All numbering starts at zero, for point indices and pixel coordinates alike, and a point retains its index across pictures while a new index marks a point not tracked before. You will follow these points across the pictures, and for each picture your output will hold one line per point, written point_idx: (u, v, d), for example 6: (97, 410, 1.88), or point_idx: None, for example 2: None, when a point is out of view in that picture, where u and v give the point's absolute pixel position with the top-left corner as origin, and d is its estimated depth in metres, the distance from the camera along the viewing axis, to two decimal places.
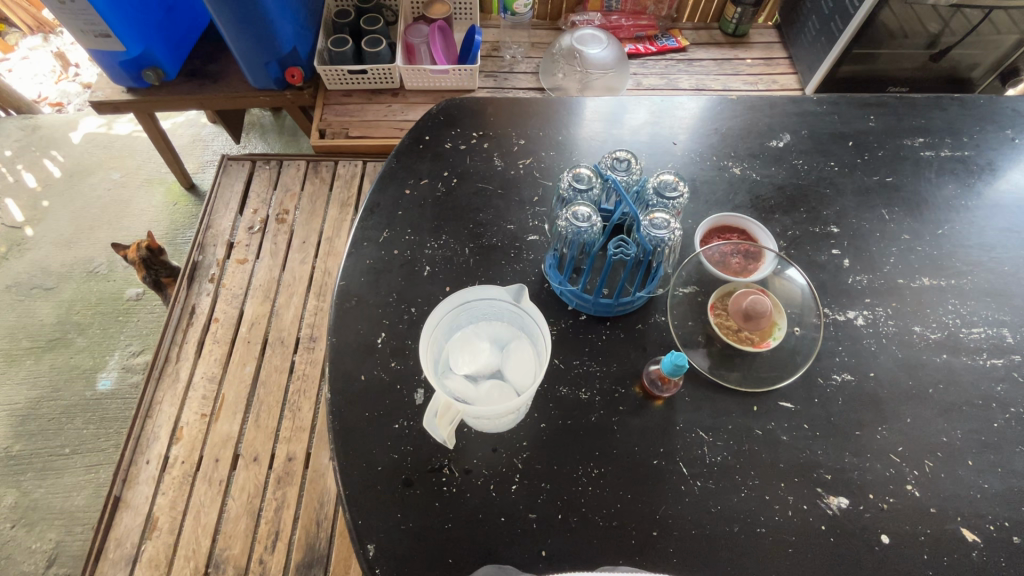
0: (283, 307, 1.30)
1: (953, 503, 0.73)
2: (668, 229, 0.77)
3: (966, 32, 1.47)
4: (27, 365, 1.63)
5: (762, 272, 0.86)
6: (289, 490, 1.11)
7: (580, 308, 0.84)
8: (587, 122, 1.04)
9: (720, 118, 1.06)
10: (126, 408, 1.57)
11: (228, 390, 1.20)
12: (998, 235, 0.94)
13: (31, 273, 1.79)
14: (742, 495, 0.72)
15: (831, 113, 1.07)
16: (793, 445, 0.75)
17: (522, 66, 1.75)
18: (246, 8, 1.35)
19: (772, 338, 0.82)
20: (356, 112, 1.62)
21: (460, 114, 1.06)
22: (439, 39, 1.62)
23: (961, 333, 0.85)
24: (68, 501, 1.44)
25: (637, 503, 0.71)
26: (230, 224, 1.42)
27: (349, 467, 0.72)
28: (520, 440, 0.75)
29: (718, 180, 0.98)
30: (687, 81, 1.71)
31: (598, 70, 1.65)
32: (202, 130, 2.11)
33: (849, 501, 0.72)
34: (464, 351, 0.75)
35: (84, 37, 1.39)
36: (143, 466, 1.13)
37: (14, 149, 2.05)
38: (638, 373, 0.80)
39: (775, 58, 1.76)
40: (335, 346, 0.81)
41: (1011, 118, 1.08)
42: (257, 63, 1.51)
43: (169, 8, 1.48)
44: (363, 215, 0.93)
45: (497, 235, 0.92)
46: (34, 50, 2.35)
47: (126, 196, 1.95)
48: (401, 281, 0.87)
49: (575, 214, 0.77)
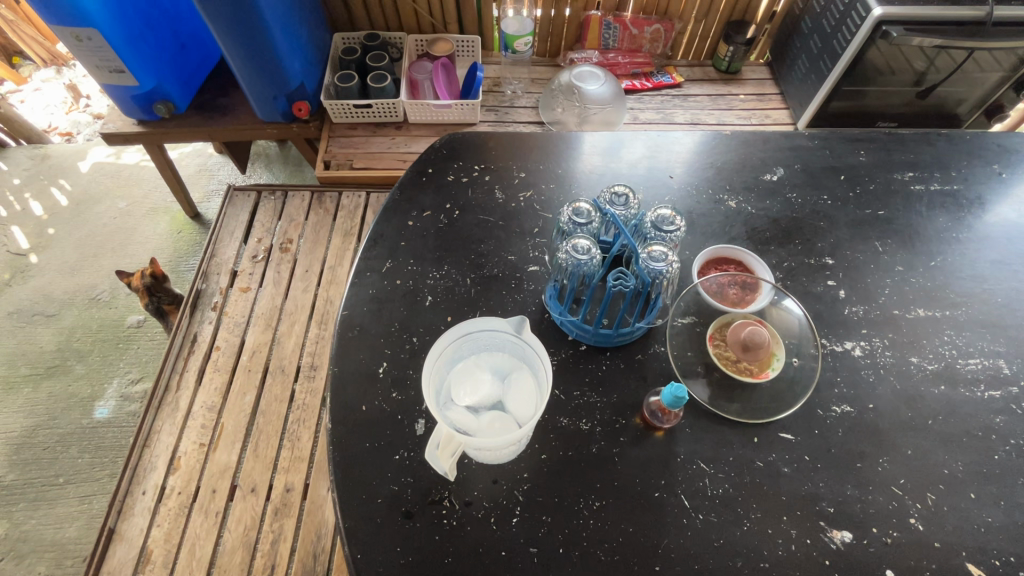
0: (284, 336, 1.30)
1: (957, 538, 0.72)
2: (666, 261, 0.78)
3: (951, 70, 1.51)
4: (25, 393, 1.62)
5: (759, 303, 0.88)
6: (287, 522, 1.09)
7: (580, 338, 0.85)
8: (585, 156, 1.07)
9: (714, 152, 1.09)
10: (123, 437, 1.55)
11: (227, 419, 1.20)
12: (990, 267, 0.96)
13: (34, 300, 1.80)
14: (745, 528, 0.72)
15: (823, 149, 1.10)
16: (795, 477, 0.75)
17: (522, 101, 1.80)
18: (256, 45, 1.40)
19: (772, 368, 0.83)
20: (360, 144, 1.66)
21: (462, 148, 1.09)
22: (442, 76, 1.67)
23: (957, 365, 0.86)
24: (59, 534, 1.41)
25: (638, 536, 0.71)
26: (234, 252, 1.43)
27: (350, 499, 0.72)
28: (520, 472, 0.74)
29: (714, 213, 1.00)
30: (682, 116, 1.77)
31: (597, 105, 1.69)
32: (208, 160, 2.16)
33: (852, 535, 0.72)
34: (466, 382, 0.76)
35: (99, 72, 1.43)
36: (139, 497, 1.11)
37: (22, 177, 2.08)
38: (638, 404, 0.80)
39: (767, 94, 1.82)
40: (337, 376, 0.81)
41: (997, 153, 1.11)
42: (265, 97, 1.56)
43: (182, 45, 1.55)
44: (367, 246, 0.95)
45: (498, 266, 0.93)
46: (47, 82, 2.42)
47: (131, 224, 1.98)
48: (403, 310, 0.88)
49: (575, 247, 0.78)
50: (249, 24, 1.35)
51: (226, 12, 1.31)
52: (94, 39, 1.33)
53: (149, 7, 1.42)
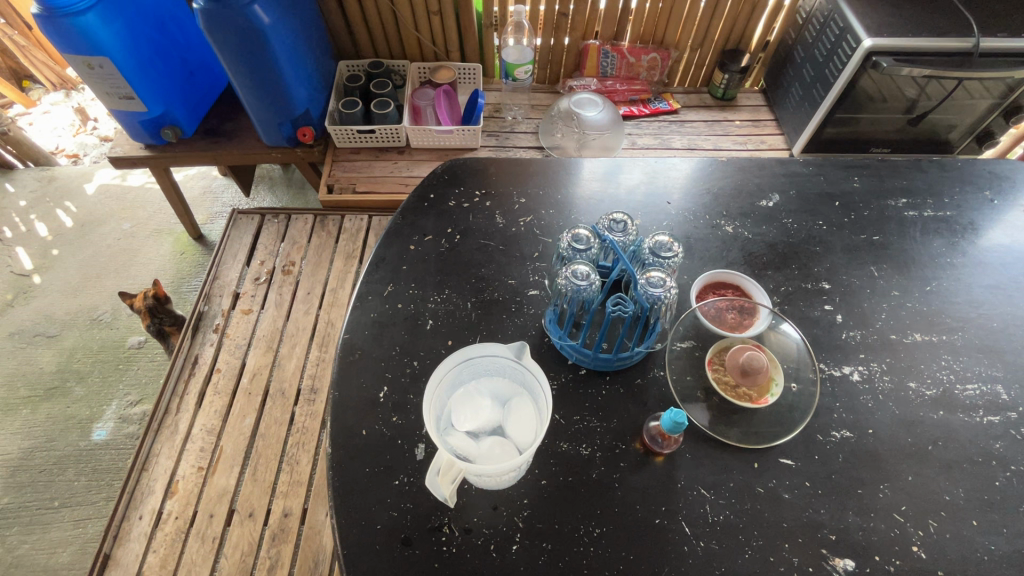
0: (285, 358, 1.31)
1: (960, 565, 0.72)
2: (664, 287, 0.79)
3: (942, 98, 1.54)
4: (23, 415, 1.62)
5: (757, 327, 0.89)
6: (284, 548, 1.08)
7: (580, 362, 0.86)
8: (584, 181, 1.09)
9: (711, 178, 1.11)
10: (120, 460, 1.54)
11: (226, 442, 1.19)
12: (986, 292, 0.97)
13: (35, 321, 1.81)
14: (746, 557, 0.71)
15: (817, 175, 1.13)
16: (796, 503, 0.75)
17: (522, 126, 1.84)
18: (264, 72, 1.43)
19: (771, 394, 0.83)
20: (363, 169, 1.69)
21: (463, 173, 1.11)
22: (444, 102, 1.70)
23: (955, 390, 0.86)
24: (51, 559, 1.39)
25: (639, 564, 0.70)
26: (236, 275, 1.45)
27: (349, 525, 0.72)
28: (520, 497, 0.74)
29: (712, 237, 1.02)
30: (679, 142, 1.80)
31: (596, 131, 1.73)
32: (213, 182, 2.19)
33: (855, 563, 0.71)
34: (466, 407, 0.76)
35: (108, 98, 1.46)
36: (135, 522, 1.10)
37: (28, 199, 2.11)
38: (638, 429, 0.80)
39: (762, 120, 1.86)
40: (338, 400, 0.82)
41: (989, 180, 1.13)
42: (271, 122, 1.59)
43: (190, 71, 1.59)
44: (369, 270, 0.96)
45: (498, 290, 0.94)
46: (56, 105, 2.47)
47: (135, 246, 2.00)
48: (404, 334, 0.89)
49: (575, 273, 0.80)
50: (256, 53, 1.38)
51: (232, 40, 1.34)
52: (105, 66, 1.36)
53: (159, 36, 1.46)
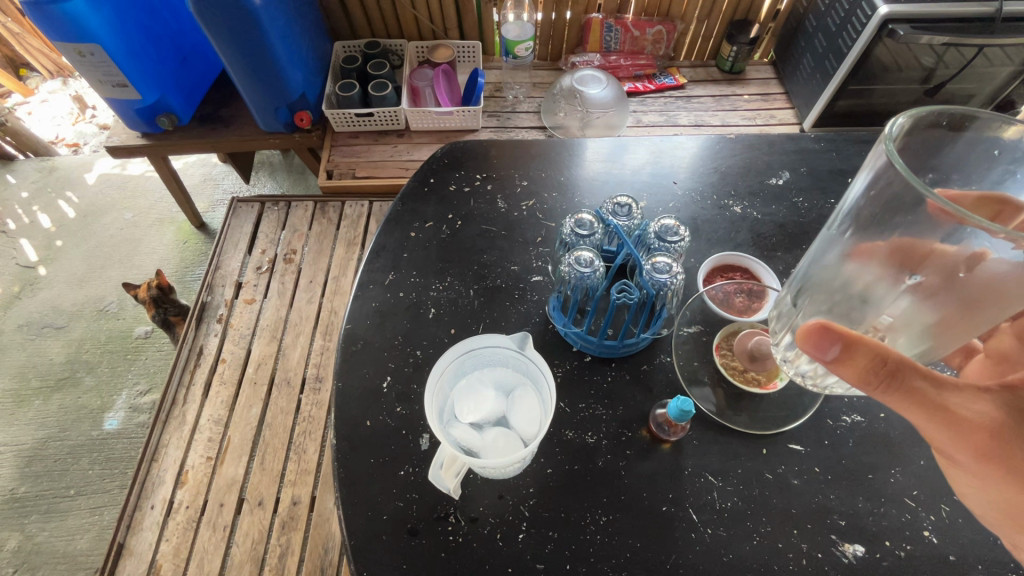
0: (289, 347, 1.30)
1: (974, 551, 0.70)
2: (670, 273, 0.76)
3: (961, 66, 1.49)
4: (35, 406, 1.63)
5: (765, 311, 0.87)
6: (293, 535, 1.10)
7: (585, 349, 0.84)
8: (588, 162, 1.06)
9: (719, 157, 1.07)
10: (132, 448, 1.57)
11: (233, 432, 1.20)
12: None
13: (43, 312, 1.82)
14: (755, 543, 0.71)
15: (829, 151, 1.09)
16: (805, 489, 0.74)
17: (523, 106, 1.79)
18: (257, 55, 1.40)
19: (779, 379, 0.82)
20: (362, 153, 1.66)
21: (464, 157, 1.08)
22: (443, 82, 1.67)
23: None
24: (71, 545, 1.43)
25: (646, 551, 0.70)
26: (239, 264, 1.44)
27: (354, 516, 0.72)
28: (526, 487, 0.74)
29: (719, 219, 0.99)
30: (686, 118, 1.75)
31: (599, 109, 1.68)
32: (214, 170, 2.17)
33: (864, 549, 0.70)
34: (469, 399, 0.76)
35: (102, 86, 1.44)
36: (148, 511, 1.12)
37: (30, 190, 2.10)
38: (645, 417, 0.79)
39: (772, 94, 1.81)
40: (341, 392, 0.81)
41: None
42: (268, 107, 1.56)
43: (184, 57, 1.56)
44: (370, 258, 0.95)
45: (501, 277, 0.93)
46: (54, 93, 2.44)
47: (138, 235, 1.99)
48: (407, 323, 0.88)
49: (578, 259, 0.78)
50: (250, 36, 1.35)
51: (226, 24, 1.30)
52: (96, 54, 1.34)
53: (151, 21, 1.43)
